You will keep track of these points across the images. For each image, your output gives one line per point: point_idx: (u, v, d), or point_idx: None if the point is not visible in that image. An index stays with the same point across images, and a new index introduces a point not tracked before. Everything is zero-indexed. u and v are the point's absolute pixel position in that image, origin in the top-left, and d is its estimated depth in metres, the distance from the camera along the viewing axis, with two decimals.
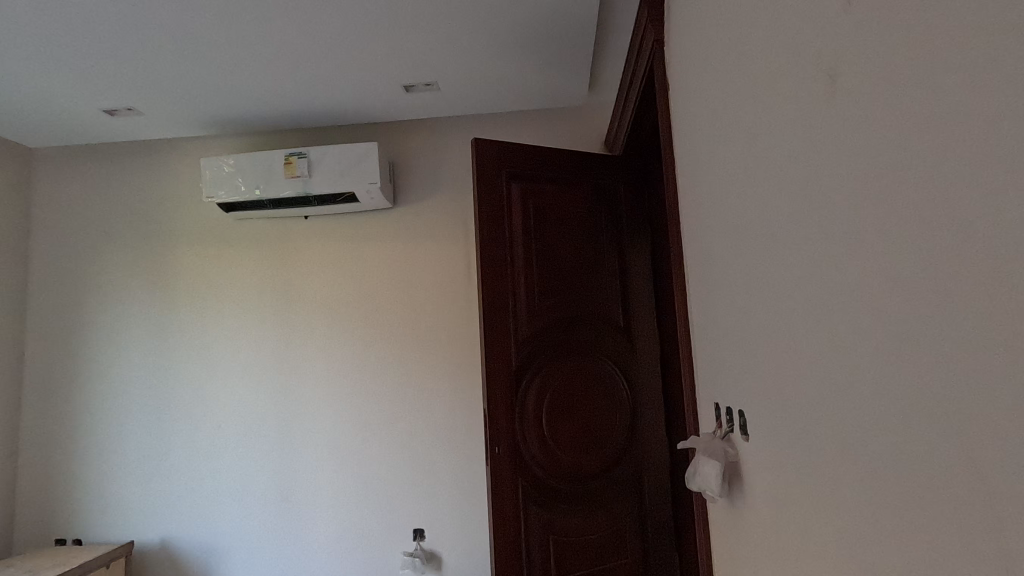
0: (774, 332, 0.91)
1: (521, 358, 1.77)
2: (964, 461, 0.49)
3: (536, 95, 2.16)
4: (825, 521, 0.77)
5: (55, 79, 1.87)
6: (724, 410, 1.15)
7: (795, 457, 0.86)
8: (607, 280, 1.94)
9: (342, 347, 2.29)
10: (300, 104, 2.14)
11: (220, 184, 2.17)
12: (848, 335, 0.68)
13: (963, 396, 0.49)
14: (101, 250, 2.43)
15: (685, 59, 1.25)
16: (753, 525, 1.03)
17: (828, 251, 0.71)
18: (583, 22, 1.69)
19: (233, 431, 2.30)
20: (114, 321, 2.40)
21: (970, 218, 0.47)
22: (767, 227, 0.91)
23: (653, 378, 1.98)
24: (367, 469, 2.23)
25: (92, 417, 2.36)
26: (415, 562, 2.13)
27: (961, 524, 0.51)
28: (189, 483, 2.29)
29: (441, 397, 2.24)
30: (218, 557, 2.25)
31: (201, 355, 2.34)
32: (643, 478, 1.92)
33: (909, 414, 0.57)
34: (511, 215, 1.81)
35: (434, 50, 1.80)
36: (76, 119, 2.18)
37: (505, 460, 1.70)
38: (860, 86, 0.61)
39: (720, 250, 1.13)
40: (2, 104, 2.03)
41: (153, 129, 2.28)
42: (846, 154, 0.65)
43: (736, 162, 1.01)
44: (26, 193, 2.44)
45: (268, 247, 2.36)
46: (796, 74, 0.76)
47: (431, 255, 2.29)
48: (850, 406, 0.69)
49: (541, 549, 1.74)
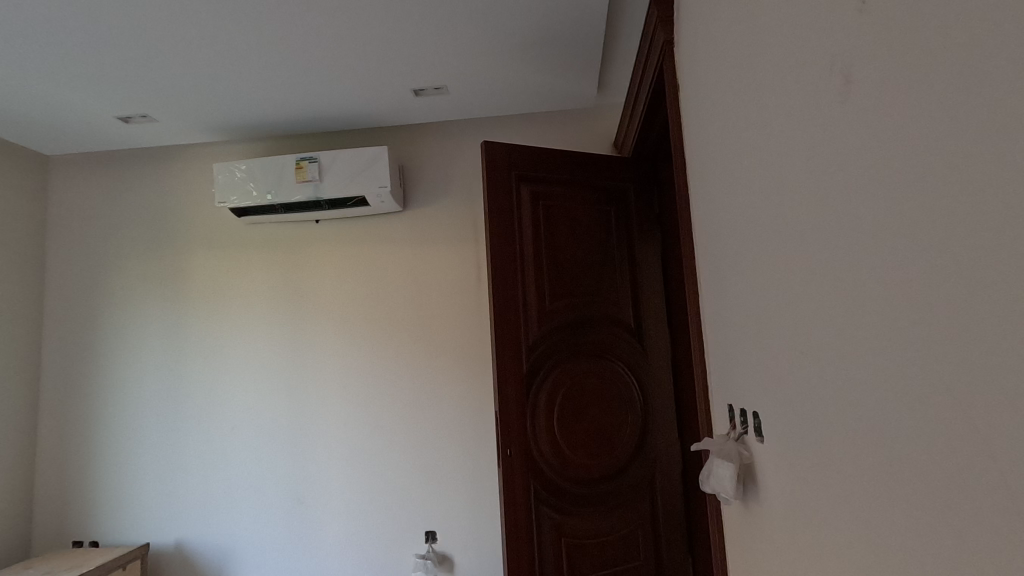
0: (787, 333, 0.90)
1: (532, 359, 1.77)
2: (980, 462, 0.49)
3: (545, 97, 2.16)
4: (840, 523, 0.77)
5: (71, 87, 1.90)
6: (738, 411, 1.14)
7: (810, 459, 0.85)
8: (617, 281, 1.94)
9: (353, 349, 2.30)
10: (311, 109, 2.16)
11: (232, 189, 2.19)
12: (863, 334, 0.68)
13: (978, 397, 0.49)
14: (116, 255, 2.46)
15: (695, 60, 1.25)
16: (768, 527, 1.02)
17: (842, 250, 0.71)
18: (592, 24, 1.69)
19: (246, 433, 2.31)
20: (129, 325, 2.43)
21: (984, 217, 0.47)
22: (780, 227, 0.91)
23: (664, 379, 1.97)
24: (379, 471, 2.23)
25: (108, 420, 2.39)
26: (427, 564, 2.13)
27: (977, 525, 0.50)
28: (203, 485, 2.31)
29: (452, 399, 2.24)
30: (232, 559, 2.26)
31: (214, 358, 2.36)
32: (655, 479, 1.91)
33: (925, 413, 0.56)
34: (521, 218, 1.81)
35: (443, 54, 1.81)
36: (92, 126, 2.21)
37: (516, 461, 1.70)
38: (874, 84, 0.61)
39: (732, 250, 1.12)
40: (20, 112, 2.07)
41: (167, 135, 2.31)
42: (860, 152, 0.65)
43: (747, 162, 1.01)
44: (43, 200, 2.48)
45: (280, 251, 2.38)
46: (809, 73, 0.76)
47: (442, 258, 2.30)
48: (865, 407, 0.69)
49: (553, 551, 1.74)
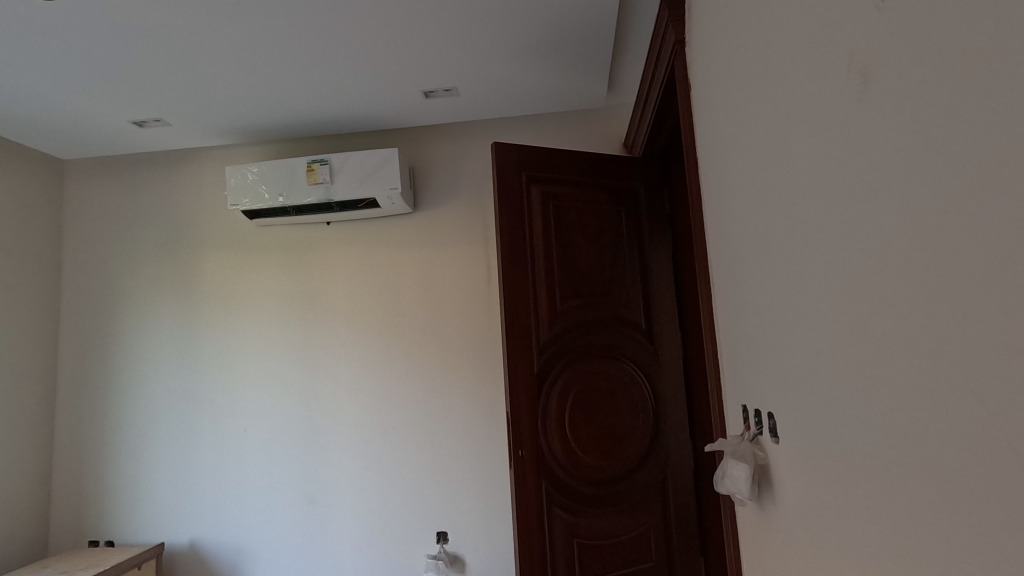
0: (802, 334, 0.90)
1: (543, 360, 1.77)
2: (996, 464, 0.49)
3: (555, 98, 2.16)
4: (856, 525, 0.76)
5: (87, 92, 1.93)
6: (752, 412, 1.14)
7: (825, 460, 0.85)
8: (628, 281, 1.93)
9: (364, 349, 2.31)
10: (323, 112, 2.17)
11: (243, 192, 2.21)
12: (879, 332, 0.67)
13: (994, 400, 0.49)
14: (130, 258, 2.49)
15: (707, 60, 1.24)
16: (784, 529, 1.01)
17: (858, 249, 0.70)
18: (602, 24, 1.69)
19: (258, 433, 2.33)
20: (143, 328, 2.45)
21: (1001, 219, 0.47)
22: (794, 227, 0.90)
23: (676, 379, 1.96)
24: (390, 472, 2.24)
25: (123, 421, 2.41)
26: (438, 565, 2.13)
27: (992, 529, 0.50)
28: (217, 486, 2.33)
29: (462, 399, 2.25)
30: (245, 559, 2.28)
31: (227, 359, 2.39)
32: (667, 480, 1.90)
33: (943, 412, 0.56)
34: (531, 218, 1.81)
35: (453, 56, 1.81)
36: (107, 131, 2.24)
37: (528, 462, 1.70)
38: (891, 84, 0.61)
39: (745, 250, 1.12)
40: (37, 118, 2.11)
41: (181, 139, 2.34)
42: (876, 150, 0.65)
43: (761, 161, 1.00)
44: (59, 203, 2.52)
45: (291, 253, 2.40)
46: (825, 73, 0.75)
47: (452, 259, 2.31)
48: (880, 409, 0.68)
49: (565, 552, 1.73)
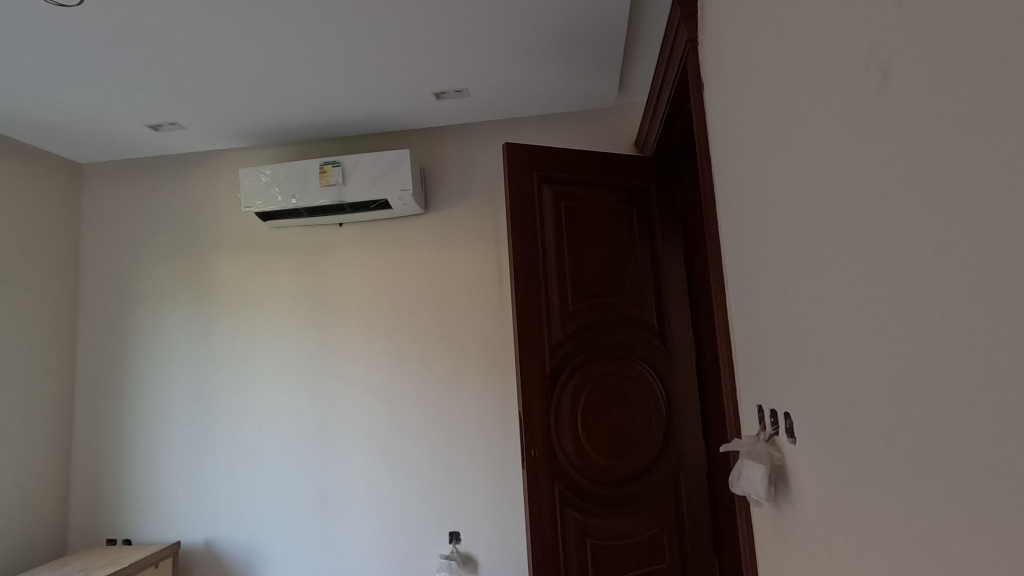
0: (818, 333, 0.89)
1: (555, 360, 1.77)
2: (1014, 465, 0.49)
3: (566, 98, 2.16)
4: (874, 526, 0.75)
5: (104, 97, 1.96)
6: (768, 412, 1.13)
7: (843, 461, 0.84)
8: (640, 281, 1.93)
9: (376, 349, 2.33)
10: (334, 114, 2.19)
11: (257, 194, 2.23)
12: (897, 331, 0.66)
13: (1012, 400, 0.48)
14: (146, 260, 2.52)
15: (721, 59, 1.24)
16: (801, 530, 1.00)
17: (876, 248, 0.70)
18: (613, 24, 1.69)
19: (272, 433, 2.35)
20: (158, 329, 2.48)
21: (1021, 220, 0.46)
22: (810, 226, 0.89)
23: (689, 379, 1.95)
24: (402, 472, 2.25)
25: (140, 421, 2.44)
26: (451, 565, 2.14)
27: (1010, 531, 0.50)
28: (232, 485, 2.35)
29: (474, 398, 2.25)
30: (259, 558, 2.30)
31: (241, 359, 2.41)
32: (680, 480, 1.89)
33: (962, 410, 0.55)
34: (543, 218, 1.81)
35: (463, 57, 1.82)
36: (123, 135, 2.27)
37: (540, 462, 1.70)
38: (910, 83, 0.60)
39: (760, 249, 1.11)
40: (55, 123, 2.14)
41: (195, 142, 2.36)
42: (895, 147, 0.64)
43: (776, 160, 1.00)
44: (76, 206, 2.56)
45: (304, 254, 2.41)
46: (842, 72, 0.75)
47: (463, 259, 2.31)
48: (897, 411, 0.68)
49: (578, 552, 1.73)
